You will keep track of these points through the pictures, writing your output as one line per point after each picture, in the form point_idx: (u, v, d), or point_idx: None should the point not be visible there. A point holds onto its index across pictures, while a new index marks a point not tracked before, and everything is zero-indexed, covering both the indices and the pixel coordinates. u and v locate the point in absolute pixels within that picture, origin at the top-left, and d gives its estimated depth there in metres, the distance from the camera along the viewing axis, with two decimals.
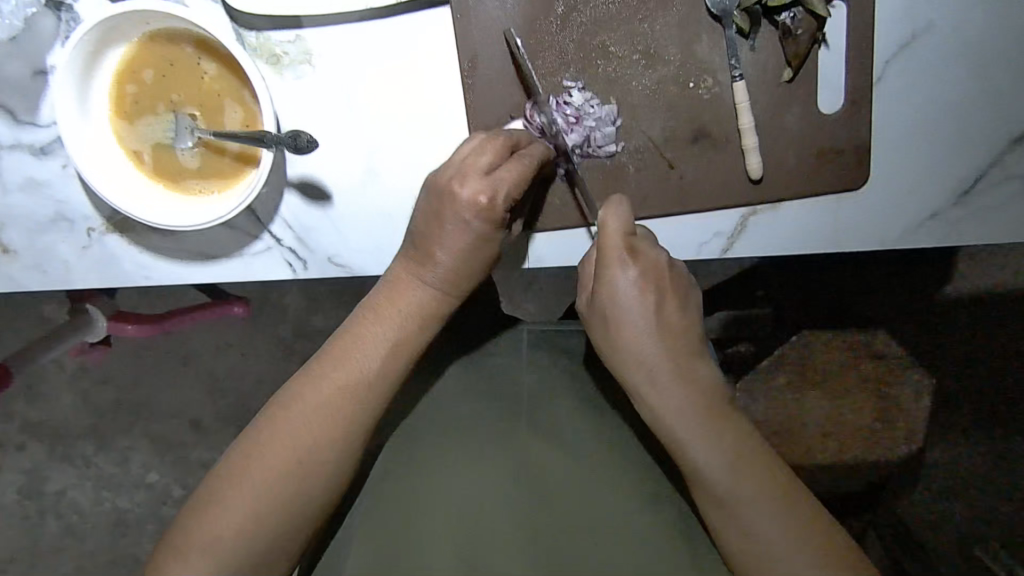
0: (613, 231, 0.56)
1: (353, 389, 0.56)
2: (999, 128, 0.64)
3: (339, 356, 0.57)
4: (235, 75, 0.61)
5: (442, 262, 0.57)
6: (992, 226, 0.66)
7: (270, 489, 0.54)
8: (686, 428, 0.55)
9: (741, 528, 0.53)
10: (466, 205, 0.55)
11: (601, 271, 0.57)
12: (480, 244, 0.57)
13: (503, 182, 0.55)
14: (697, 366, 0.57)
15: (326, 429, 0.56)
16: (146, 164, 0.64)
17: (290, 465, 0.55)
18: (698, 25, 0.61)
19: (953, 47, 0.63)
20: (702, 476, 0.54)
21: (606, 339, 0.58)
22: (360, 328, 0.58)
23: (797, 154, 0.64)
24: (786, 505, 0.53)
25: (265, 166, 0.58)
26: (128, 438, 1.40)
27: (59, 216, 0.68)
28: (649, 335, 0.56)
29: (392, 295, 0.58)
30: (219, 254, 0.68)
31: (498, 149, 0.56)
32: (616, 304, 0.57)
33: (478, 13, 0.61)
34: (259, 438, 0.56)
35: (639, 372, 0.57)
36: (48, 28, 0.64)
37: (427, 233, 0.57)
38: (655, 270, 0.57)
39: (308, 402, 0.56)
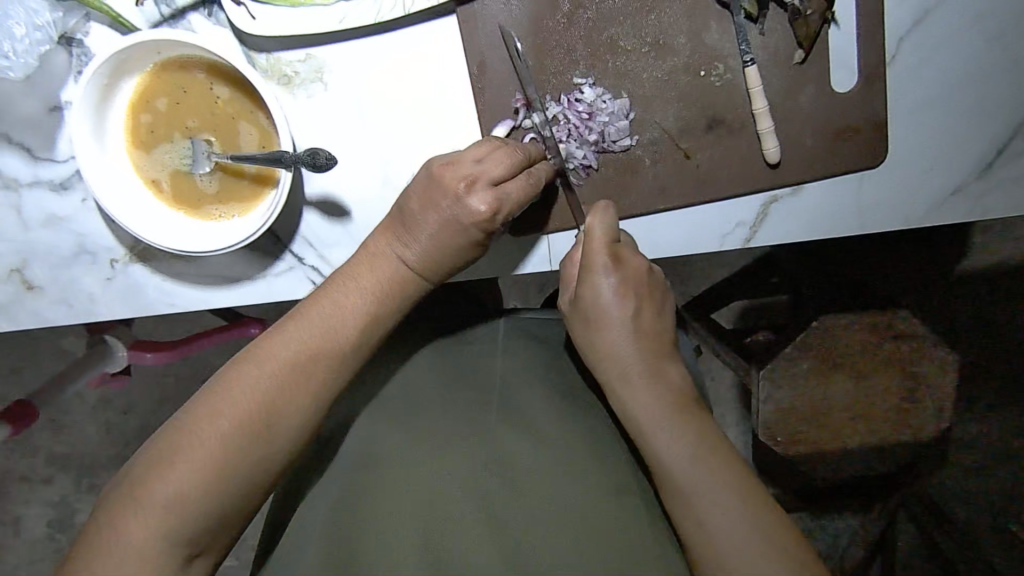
0: (598, 235, 0.58)
1: (329, 359, 0.56)
2: (1017, 99, 0.64)
3: (307, 326, 0.56)
4: (249, 98, 0.61)
5: (418, 238, 0.58)
6: (1014, 198, 0.65)
7: (224, 448, 0.51)
8: (653, 421, 0.57)
9: (703, 525, 0.53)
10: (467, 212, 0.56)
11: (584, 274, 0.58)
12: (467, 244, 0.58)
13: (510, 195, 0.57)
14: (670, 369, 0.59)
15: (295, 396, 0.54)
16: (165, 192, 0.64)
17: (257, 422, 0.53)
18: (706, 13, 0.61)
19: (966, 17, 0.62)
20: (669, 471, 0.55)
21: (588, 339, 0.60)
22: (331, 297, 0.57)
23: (815, 135, 0.63)
24: (753, 510, 0.52)
25: (284, 186, 0.58)
26: None
27: (81, 249, 0.68)
28: (626, 336, 0.58)
29: (369, 268, 0.58)
30: (242, 277, 0.69)
31: (495, 151, 0.58)
32: (597, 305, 0.58)
33: (485, 18, 0.61)
34: (222, 390, 0.53)
35: (615, 371, 0.59)
36: (61, 64, 0.64)
37: (415, 218, 0.58)
38: (636, 275, 0.59)
39: (277, 362, 0.54)
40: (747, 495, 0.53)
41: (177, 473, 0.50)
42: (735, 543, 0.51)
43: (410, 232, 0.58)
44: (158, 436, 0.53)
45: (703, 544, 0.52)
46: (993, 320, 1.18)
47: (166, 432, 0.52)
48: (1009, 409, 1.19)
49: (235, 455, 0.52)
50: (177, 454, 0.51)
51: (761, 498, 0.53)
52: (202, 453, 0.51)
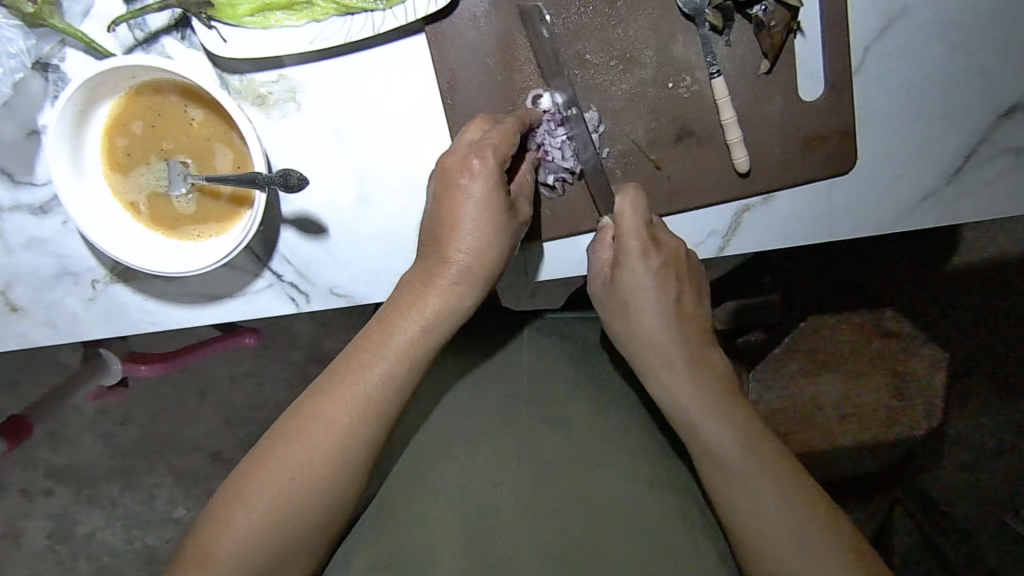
0: (631, 220, 0.58)
1: (403, 361, 0.57)
2: (986, 103, 0.64)
3: (383, 337, 0.57)
4: (223, 119, 0.62)
5: (453, 258, 0.58)
6: (986, 201, 0.66)
7: (298, 472, 0.53)
8: (698, 408, 0.57)
9: (750, 512, 0.53)
10: (458, 177, 0.56)
11: (620, 259, 0.59)
12: (482, 211, 0.57)
13: (486, 143, 0.56)
14: (710, 355, 0.61)
15: (369, 410, 0.55)
16: (143, 214, 0.65)
17: (317, 458, 0.54)
18: (672, 26, 0.62)
19: (930, 26, 0.63)
20: (714, 456, 0.55)
21: (623, 326, 0.61)
22: (385, 320, 0.58)
23: (784, 144, 0.64)
24: (801, 501, 0.52)
25: (259, 206, 0.59)
26: (152, 476, 1.41)
27: (63, 271, 0.69)
28: (661, 323, 0.60)
29: (420, 284, 0.58)
30: (223, 294, 0.69)
31: (481, 123, 0.58)
32: (632, 292, 0.60)
33: (454, 35, 0.62)
34: (294, 429, 0.55)
35: (658, 357, 0.60)
36: (38, 90, 0.65)
37: (446, 220, 0.57)
38: (674, 259, 0.60)
39: (348, 394, 0.55)
40: (797, 488, 0.52)
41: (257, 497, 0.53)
42: (783, 532, 0.51)
43: (456, 219, 0.57)
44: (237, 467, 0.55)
45: (750, 531, 0.52)
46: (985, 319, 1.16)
47: (247, 458, 0.55)
48: (1004, 402, 1.17)
49: (311, 478, 0.54)
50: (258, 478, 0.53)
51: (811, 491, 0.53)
52: (280, 477, 0.53)
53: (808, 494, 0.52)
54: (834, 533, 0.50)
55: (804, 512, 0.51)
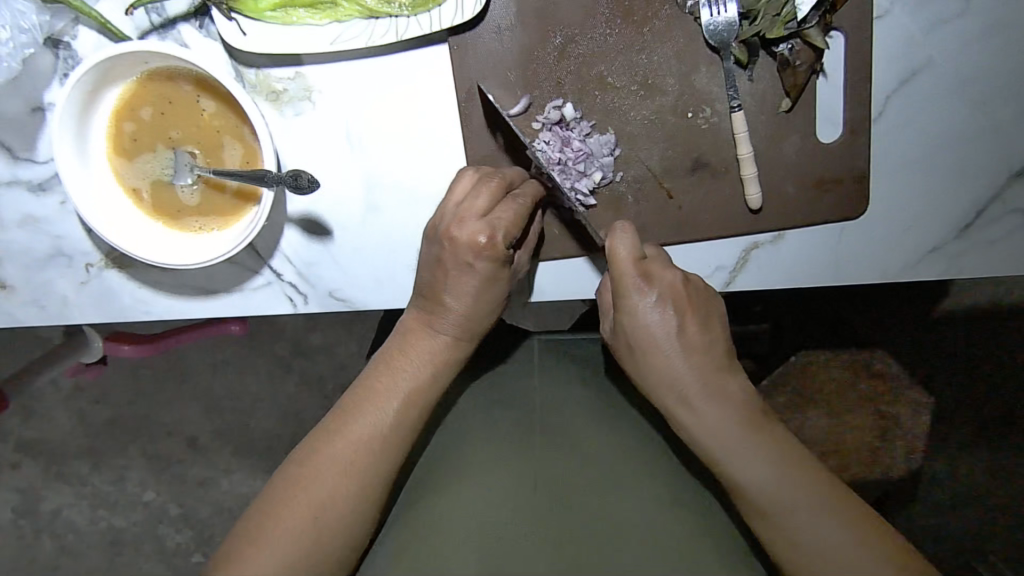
0: (624, 256, 0.56)
1: (408, 408, 0.57)
2: (1000, 162, 0.64)
3: (383, 384, 0.57)
4: (235, 113, 0.61)
5: (449, 308, 0.57)
6: (991, 259, 0.66)
7: (318, 515, 0.53)
8: (726, 446, 0.55)
9: (790, 537, 0.52)
10: (466, 247, 0.55)
11: (620, 302, 0.57)
12: (487, 283, 0.57)
13: (500, 222, 0.55)
14: (728, 381, 0.57)
15: (379, 449, 0.56)
16: (145, 201, 0.64)
17: (311, 519, 0.53)
18: (696, 55, 0.61)
19: (952, 79, 0.63)
20: (745, 491, 0.54)
21: (639, 369, 0.58)
22: (374, 376, 0.58)
23: (797, 183, 0.64)
24: (838, 512, 0.52)
25: (266, 205, 0.58)
26: (125, 457, 1.39)
27: (57, 252, 0.68)
28: (679, 360, 0.56)
29: (408, 342, 0.58)
30: (220, 289, 0.68)
31: (494, 189, 0.56)
32: (642, 334, 0.57)
33: (476, 47, 0.61)
34: (285, 491, 0.54)
35: (676, 396, 0.57)
36: (46, 65, 0.63)
37: (435, 282, 0.57)
38: (674, 291, 0.56)
39: (349, 444, 0.55)
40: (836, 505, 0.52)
41: (270, 550, 0.51)
42: (833, 554, 0.51)
43: (456, 286, 0.57)
44: (238, 525, 0.54)
45: (797, 554, 0.52)
46: (969, 366, 1.18)
47: (235, 530, 0.53)
48: (985, 447, 1.20)
49: (327, 521, 0.53)
50: (264, 533, 0.52)
51: (850, 501, 0.53)
52: (280, 542, 0.52)
53: (844, 500, 0.53)
54: (874, 541, 0.51)
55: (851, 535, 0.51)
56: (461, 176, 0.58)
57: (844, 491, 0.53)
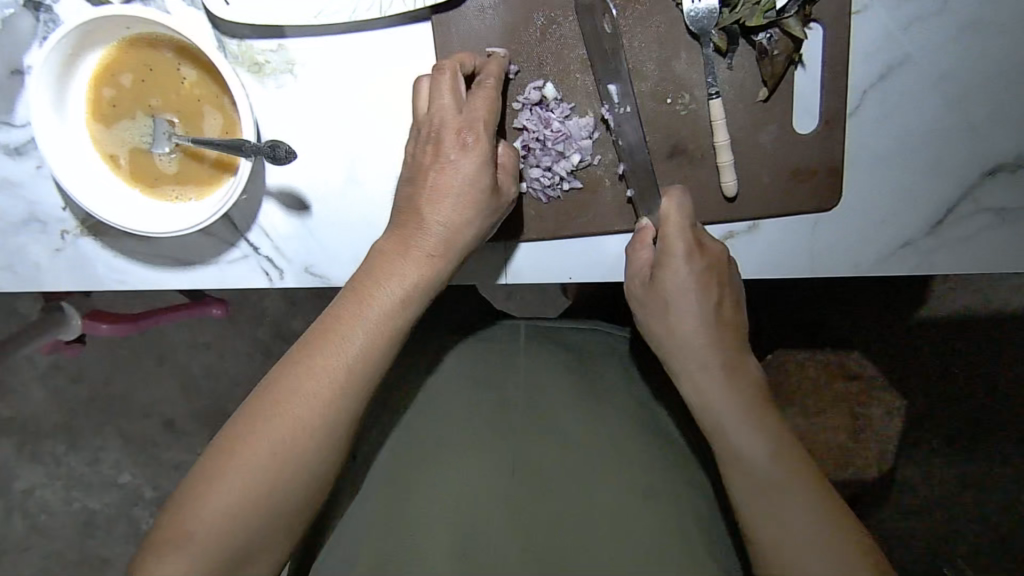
0: (676, 220, 0.58)
1: (379, 328, 0.56)
2: (972, 161, 0.66)
3: (353, 317, 0.56)
4: (215, 82, 0.61)
5: (431, 234, 0.58)
6: (961, 257, 0.67)
7: (278, 450, 0.52)
8: (732, 414, 0.57)
9: (777, 514, 0.52)
10: (451, 144, 0.58)
11: (665, 259, 0.58)
12: (467, 188, 0.58)
13: (479, 115, 0.58)
14: (744, 360, 0.60)
15: (344, 379, 0.54)
16: (123, 168, 0.63)
17: (268, 451, 0.52)
18: (677, 42, 0.62)
19: (928, 76, 0.64)
20: (742, 462, 0.55)
21: (660, 321, 0.60)
22: (343, 309, 0.56)
23: (772, 172, 0.65)
24: (827, 508, 0.52)
25: (243, 175, 0.58)
26: (101, 437, 1.38)
27: (31, 217, 0.67)
28: (702, 325, 0.59)
29: (385, 274, 0.57)
30: (196, 260, 0.68)
31: (481, 94, 0.58)
32: (675, 290, 0.59)
33: (460, 25, 0.62)
34: (248, 421, 0.53)
35: (692, 362, 0.59)
36: (26, 28, 0.63)
37: (416, 210, 0.59)
38: (714, 260, 0.59)
39: (314, 373, 0.54)
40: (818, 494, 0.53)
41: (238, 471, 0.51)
42: (817, 542, 0.51)
43: (443, 184, 0.58)
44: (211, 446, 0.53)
45: (779, 535, 0.52)
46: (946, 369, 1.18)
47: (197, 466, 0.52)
48: (956, 452, 1.20)
49: (291, 456, 0.52)
50: (235, 456, 0.52)
51: (837, 500, 0.53)
52: (244, 474, 0.51)
53: (834, 502, 0.53)
54: (857, 537, 0.51)
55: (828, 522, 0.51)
56: (420, 85, 0.60)
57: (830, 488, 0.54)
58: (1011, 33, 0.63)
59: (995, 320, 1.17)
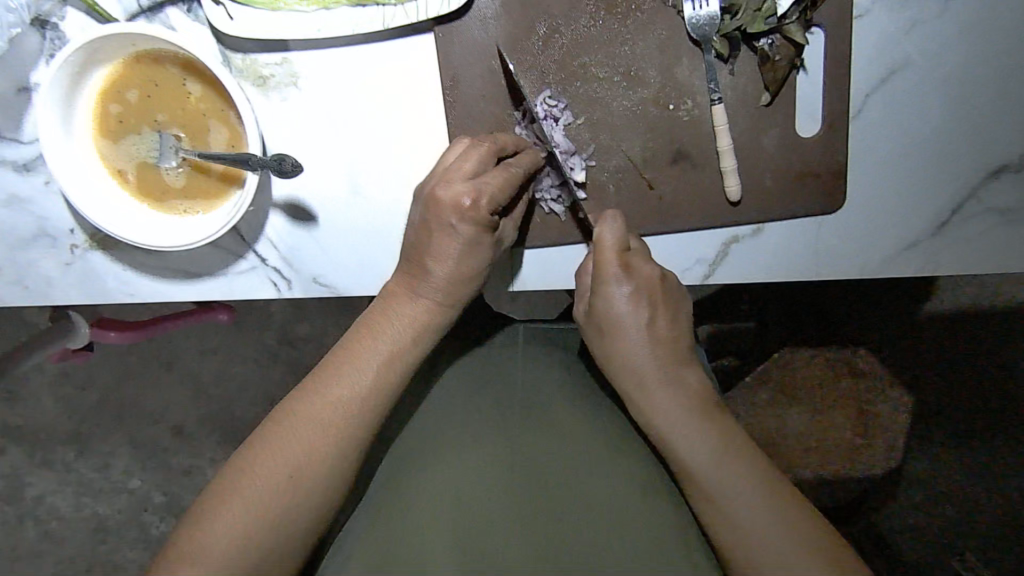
0: (608, 245, 0.58)
1: (391, 365, 0.58)
2: (975, 161, 0.66)
3: (363, 350, 0.57)
4: (221, 96, 0.61)
5: (434, 275, 0.58)
6: (967, 257, 0.67)
7: (295, 472, 0.53)
8: (675, 428, 0.56)
9: (726, 516, 0.52)
10: (450, 208, 0.56)
11: (597, 284, 0.58)
12: (468, 249, 0.58)
13: (487, 186, 0.56)
14: (687, 371, 0.59)
15: (359, 408, 0.56)
16: (130, 183, 0.64)
17: (285, 476, 0.53)
18: (678, 48, 0.62)
19: (930, 78, 0.64)
20: (690, 474, 0.55)
21: (601, 347, 0.60)
22: (352, 343, 0.58)
23: (775, 176, 0.65)
24: (774, 502, 0.52)
25: (249, 189, 0.58)
26: (111, 443, 1.39)
27: (40, 232, 0.68)
28: (638, 345, 0.58)
29: (385, 316, 0.59)
30: (204, 272, 0.69)
31: (484, 155, 0.58)
32: (609, 315, 0.58)
33: (463, 35, 0.62)
34: (263, 449, 0.54)
35: (637, 382, 0.58)
36: (32, 45, 0.63)
37: (418, 247, 0.59)
38: (649, 283, 0.58)
39: (329, 403, 0.56)
40: (763, 481, 0.53)
41: (259, 484, 0.52)
42: (766, 538, 0.50)
43: (438, 246, 0.57)
44: (228, 463, 0.55)
45: (729, 534, 0.52)
46: (954, 365, 1.18)
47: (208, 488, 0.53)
48: (964, 448, 1.20)
49: (307, 479, 0.54)
50: (250, 478, 0.53)
51: (780, 485, 0.53)
52: (259, 496, 0.52)
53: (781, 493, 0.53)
54: (803, 524, 0.51)
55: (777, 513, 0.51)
56: (454, 147, 0.60)
57: (772, 473, 0.54)
58: (1013, 33, 0.63)
59: (999, 314, 1.18)
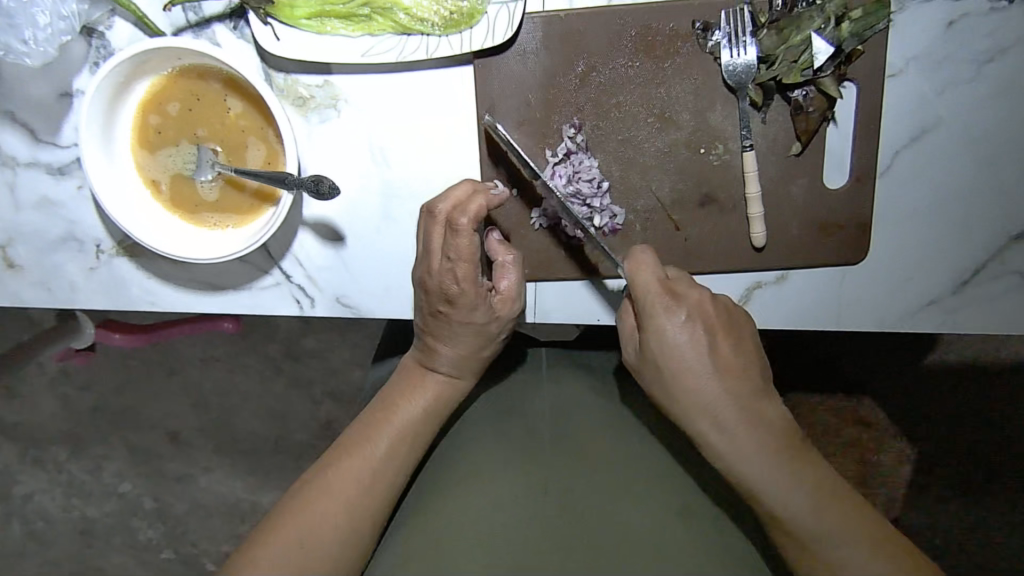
0: (648, 279, 0.58)
1: (401, 440, 0.61)
2: (1000, 224, 0.66)
3: (375, 424, 0.61)
4: (261, 115, 0.62)
5: (444, 350, 0.62)
6: (985, 316, 0.68)
7: (308, 538, 0.56)
8: (759, 468, 0.55)
9: (829, 567, 0.53)
10: (437, 279, 0.59)
11: (649, 318, 0.57)
12: (469, 319, 0.60)
13: (459, 237, 0.57)
14: (765, 406, 0.57)
15: (373, 478, 0.59)
16: (164, 193, 0.65)
17: (298, 546, 0.56)
18: (713, 94, 0.63)
19: (960, 139, 0.65)
20: (785, 520, 0.55)
21: (664, 389, 0.58)
22: (366, 417, 0.62)
23: (801, 225, 0.66)
24: (880, 549, 0.53)
25: (283, 206, 0.59)
26: (105, 446, 1.38)
27: (69, 236, 0.69)
28: (706, 380, 0.57)
29: (404, 386, 0.63)
30: (228, 286, 0.69)
31: (457, 197, 0.57)
32: (670, 351, 0.57)
33: (502, 69, 0.63)
34: (280, 518, 0.57)
35: (706, 419, 0.57)
36: (78, 53, 0.64)
37: (427, 324, 0.62)
38: (702, 310, 0.58)
39: (341, 472, 0.59)
40: (871, 537, 0.53)
41: (268, 561, 0.55)
42: None
43: (444, 321, 0.61)
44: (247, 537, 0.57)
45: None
46: (961, 418, 1.17)
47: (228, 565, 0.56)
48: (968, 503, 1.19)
49: (320, 546, 0.56)
50: (261, 549, 0.55)
51: (884, 526, 0.54)
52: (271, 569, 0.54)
53: (883, 538, 0.53)
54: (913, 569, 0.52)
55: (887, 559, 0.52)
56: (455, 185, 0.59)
57: (874, 520, 0.54)
58: None
59: (1002, 370, 1.18)
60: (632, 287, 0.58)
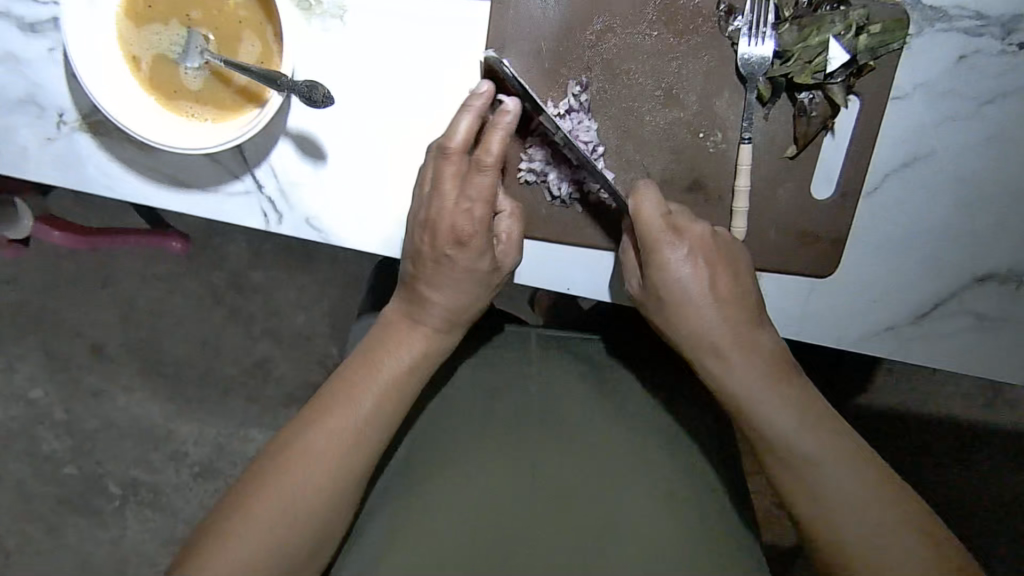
0: (650, 213, 0.58)
1: (387, 397, 0.59)
2: (966, 263, 0.68)
3: (359, 384, 0.59)
4: (263, 9, 0.59)
5: (434, 302, 0.60)
6: (936, 350, 0.70)
7: (290, 506, 0.54)
8: (749, 388, 0.58)
9: (815, 488, 0.55)
10: (446, 223, 0.58)
11: (653, 253, 0.59)
12: (469, 271, 0.60)
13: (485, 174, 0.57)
14: (759, 334, 0.60)
15: (356, 437, 0.57)
16: (143, 72, 0.61)
17: (277, 513, 0.54)
18: (723, 80, 0.63)
19: (946, 173, 0.66)
20: (773, 442, 0.57)
21: (666, 321, 0.62)
22: (348, 373, 0.60)
23: (780, 229, 0.66)
24: (860, 468, 0.55)
25: (270, 109, 0.56)
26: (21, 344, 1.30)
27: (29, 99, 0.64)
28: (706, 309, 0.60)
29: (387, 339, 0.61)
30: (195, 185, 0.66)
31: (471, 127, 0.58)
32: (676, 286, 0.60)
33: (519, 12, 0.61)
34: (259, 485, 0.55)
35: (702, 347, 0.60)
36: None
37: (419, 274, 0.61)
38: (704, 244, 0.59)
39: (325, 434, 0.57)
40: (856, 456, 0.56)
41: (250, 526, 0.53)
42: (858, 510, 0.54)
43: (440, 267, 0.59)
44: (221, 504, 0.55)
45: (820, 513, 0.55)
46: None
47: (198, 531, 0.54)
48: None
49: (303, 509, 0.55)
50: (241, 515, 0.54)
51: (875, 463, 0.56)
52: (254, 537, 0.53)
53: (866, 458, 0.56)
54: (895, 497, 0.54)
55: (869, 479, 0.55)
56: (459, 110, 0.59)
57: (858, 447, 0.56)
58: None
59: None
60: (636, 220, 0.59)
